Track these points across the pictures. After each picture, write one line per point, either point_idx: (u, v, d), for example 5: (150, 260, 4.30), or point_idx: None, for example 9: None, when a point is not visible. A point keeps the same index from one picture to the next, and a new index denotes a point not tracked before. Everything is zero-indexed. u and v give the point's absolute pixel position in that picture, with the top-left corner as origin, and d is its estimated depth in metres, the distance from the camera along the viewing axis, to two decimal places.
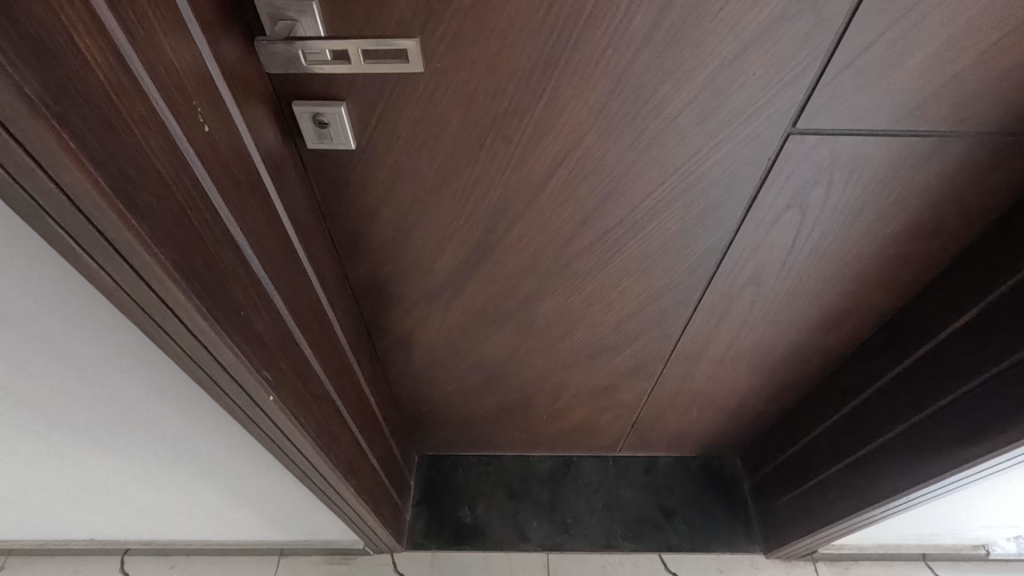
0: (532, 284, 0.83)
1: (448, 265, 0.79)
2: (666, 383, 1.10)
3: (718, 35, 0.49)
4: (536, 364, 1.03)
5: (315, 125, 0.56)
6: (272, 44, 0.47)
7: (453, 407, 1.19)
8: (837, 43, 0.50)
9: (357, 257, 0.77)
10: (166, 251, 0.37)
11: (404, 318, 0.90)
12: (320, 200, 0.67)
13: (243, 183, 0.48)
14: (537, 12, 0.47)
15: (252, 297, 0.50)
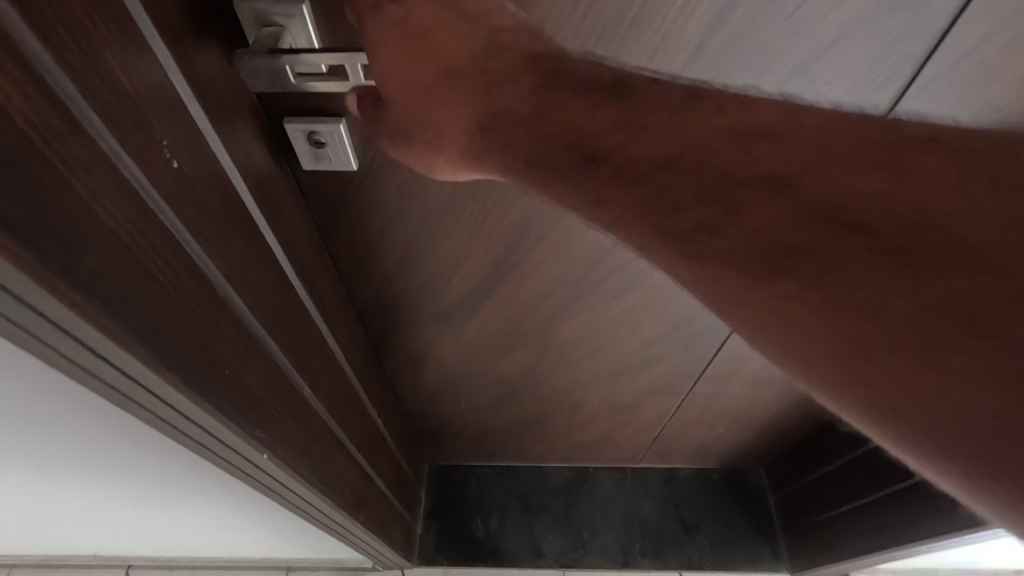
0: (553, 305, 0.75)
1: (462, 286, 0.72)
2: (693, 401, 1.03)
3: (789, 40, 0.41)
4: (555, 382, 0.96)
5: (311, 145, 0.49)
6: (255, 58, 0.39)
7: (465, 422, 1.12)
8: (936, 47, 0.42)
9: (362, 278, 0.70)
10: (132, 327, 0.31)
11: (413, 338, 0.83)
12: (317, 226, 0.60)
13: (226, 220, 0.41)
14: (572, 14, 0.39)
15: (240, 350, 0.43)
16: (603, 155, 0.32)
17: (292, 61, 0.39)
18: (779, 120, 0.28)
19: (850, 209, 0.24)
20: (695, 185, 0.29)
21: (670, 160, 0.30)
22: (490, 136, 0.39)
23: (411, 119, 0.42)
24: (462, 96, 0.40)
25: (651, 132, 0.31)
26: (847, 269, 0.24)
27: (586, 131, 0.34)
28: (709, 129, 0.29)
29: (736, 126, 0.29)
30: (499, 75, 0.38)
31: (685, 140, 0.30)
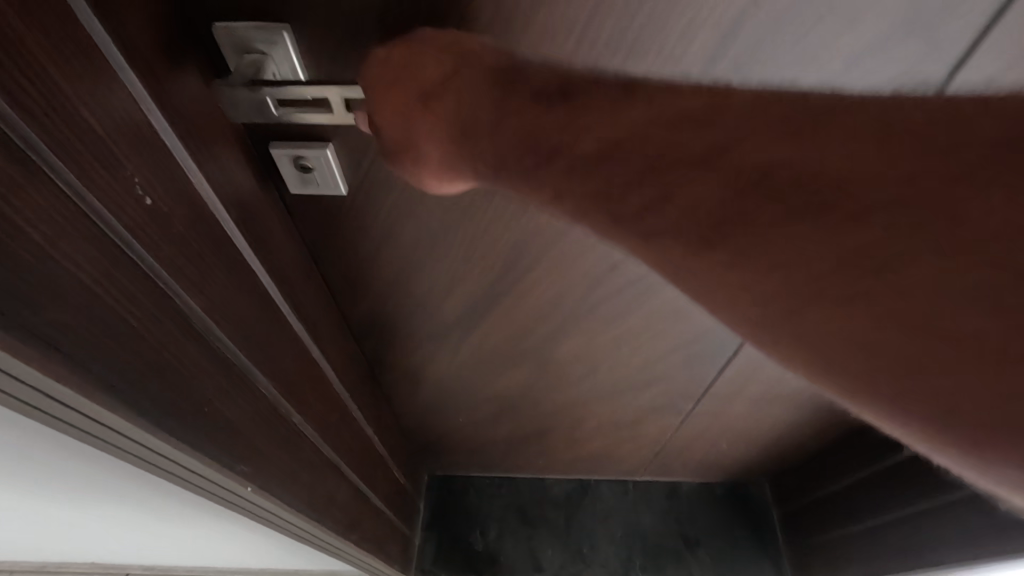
0: (551, 325, 0.74)
1: (458, 306, 0.70)
2: (695, 418, 1.01)
3: (795, 64, 0.40)
4: (554, 398, 0.95)
5: (297, 170, 0.47)
6: (234, 89, 0.38)
7: (463, 435, 1.11)
8: (942, 79, 0.42)
9: (354, 297, 0.68)
10: (105, 378, 0.29)
11: (408, 355, 0.82)
12: (307, 247, 0.58)
13: (206, 254, 0.39)
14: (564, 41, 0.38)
15: (222, 386, 0.42)
16: (553, 151, 0.29)
17: (277, 93, 0.38)
18: (719, 93, 0.25)
19: (804, 199, 0.21)
20: (634, 169, 0.25)
21: (615, 151, 0.26)
22: (460, 145, 0.35)
23: (400, 137, 0.38)
24: (436, 115, 0.36)
25: (595, 122, 0.27)
26: (810, 273, 0.20)
27: (535, 127, 0.30)
28: (651, 114, 0.26)
29: (678, 108, 0.25)
30: (452, 80, 0.35)
31: (626, 129, 0.26)
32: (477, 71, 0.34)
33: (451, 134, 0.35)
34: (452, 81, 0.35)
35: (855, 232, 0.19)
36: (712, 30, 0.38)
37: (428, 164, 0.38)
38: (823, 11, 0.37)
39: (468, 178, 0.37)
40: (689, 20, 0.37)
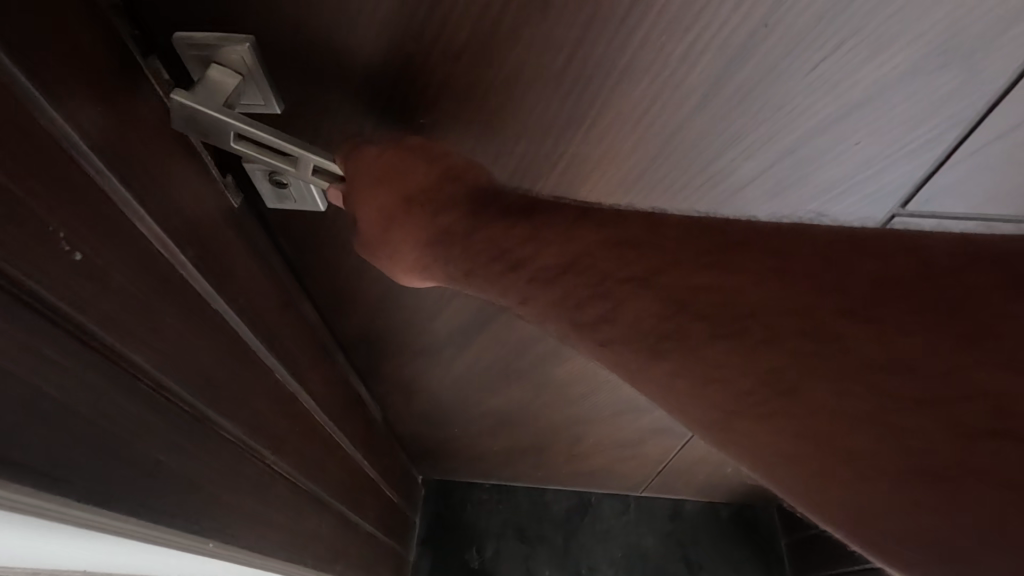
0: (548, 345, 0.71)
1: (449, 324, 0.67)
2: (699, 441, 0.97)
3: (813, 88, 0.35)
4: (553, 417, 0.92)
5: (273, 185, 0.45)
6: (199, 111, 0.34)
7: (460, 445, 1.08)
8: (989, 110, 0.37)
9: (342, 313, 0.66)
10: (31, 472, 0.24)
11: (401, 370, 0.80)
12: (289, 260, 0.56)
13: (153, 299, 0.33)
14: (553, 61, 0.34)
15: (182, 444, 0.36)
16: (518, 262, 0.34)
17: (241, 129, 0.35)
18: (653, 222, 0.31)
19: (721, 317, 0.27)
20: (591, 284, 0.31)
21: (574, 267, 0.31)
22: (437, 247, 0.38)
23: (382, 243, 0.41)
24: (414, 221, 0.38)
25: (555, 240, 0.32)
26: (738, 383, 0.26)
27: (498, 242, 0.35)
28: (600, 238, 0.31)
29: (623, 235, 0.31)
30: (432, 193, 0.38)
31: (582, 248, 0.31)
32: (457, 183, 0.37)
33: (424, 241, 0.39)
34: (435, 194, 0.37)
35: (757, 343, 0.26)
36: (718, 52, 0.33)
37: (400, 263, 0.41)
38: (849, 34, 0.32)
39: (445, 249, 0.38)
40: (693, 40, 0.33)
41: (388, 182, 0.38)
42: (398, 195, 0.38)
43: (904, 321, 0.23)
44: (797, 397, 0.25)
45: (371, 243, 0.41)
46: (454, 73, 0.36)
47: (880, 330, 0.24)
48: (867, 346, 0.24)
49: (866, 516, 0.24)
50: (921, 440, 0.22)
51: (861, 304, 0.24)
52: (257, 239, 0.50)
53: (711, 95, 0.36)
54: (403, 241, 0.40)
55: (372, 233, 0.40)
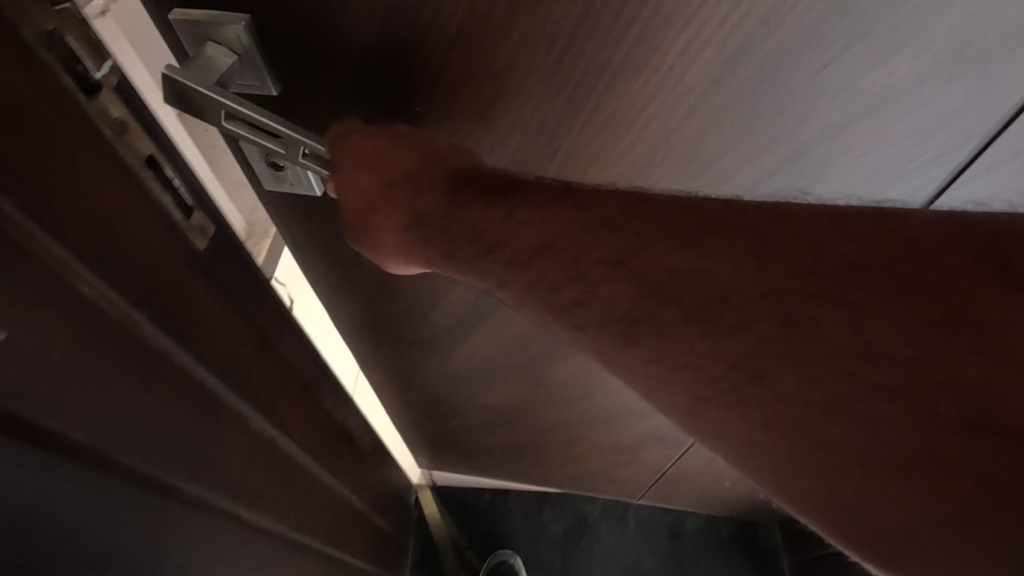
0: (543, 344, 0.70)
1: (445, 317, 0.67)
2: (697, 452, 0.96)
3: (819, 94, 0.35)
4: (548, 417, 0.91)
5: (269, 167, 0.45)
6: (184, 86, 0.34)
7: (456, 441, 1.08)
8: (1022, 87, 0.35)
9: (341, 297, 0.67)
10: None
11: (399, 362, 0.80)
12: (267, 288, 0.54)
13: (79, 357, 0.30)
14: (545, 55, 0.34)
15: (117, 513, 0.34)
16: (496, 244, 0.35)
17: (229, 107, 0.35)
18: (637, 204, 0.32)
19: (696, 303, 0.29)
20: (567, 267, 0.32)
21: (551, 252, 0.33)
22: (417, 232, 0.39)
23: (363, 225, 0.41)
24: (394, 206, 0.39)
25: (530, 223, 0.34)
26: (708, 371, 0.29)
27: (477, 222, 0.35)
28: (578, 217, 0.32)
29: (602, 215, 0.32)
30: (416, 176, 0.38)
31: (559, 227, 0.33)
32: (440, 165, 0.38)
33: (407, 225, 0.39)
34: (419, 172, 0.38)
35: (730, 334, 0.28)
36: (716, 54, 0.32)
37: (380, 247, 0.42)
38: (863, 39, 0.31)
39: (427, 233, 0.39)
40: (688, 43, 0.32)
41: (378, 164, 0.38)
42: (384, 178, 0.39)
43: (873, 303, 0.26)
44: (767, 380, 0.27)
45: (356, 227, 0.42)
46: (448, 60, 0.35)
47: (848, 311, 0.26)
48: (838, 327, 0.26)
49: (823, 485, 0.27)
50: (889, 421, 0.25)
51: (831, 288, 0.27)
52: (236, 279, 0.47)
53: (711, 97, 0.35)
54: (384, 224, 0.40)
55: (356, 217, 0.41)
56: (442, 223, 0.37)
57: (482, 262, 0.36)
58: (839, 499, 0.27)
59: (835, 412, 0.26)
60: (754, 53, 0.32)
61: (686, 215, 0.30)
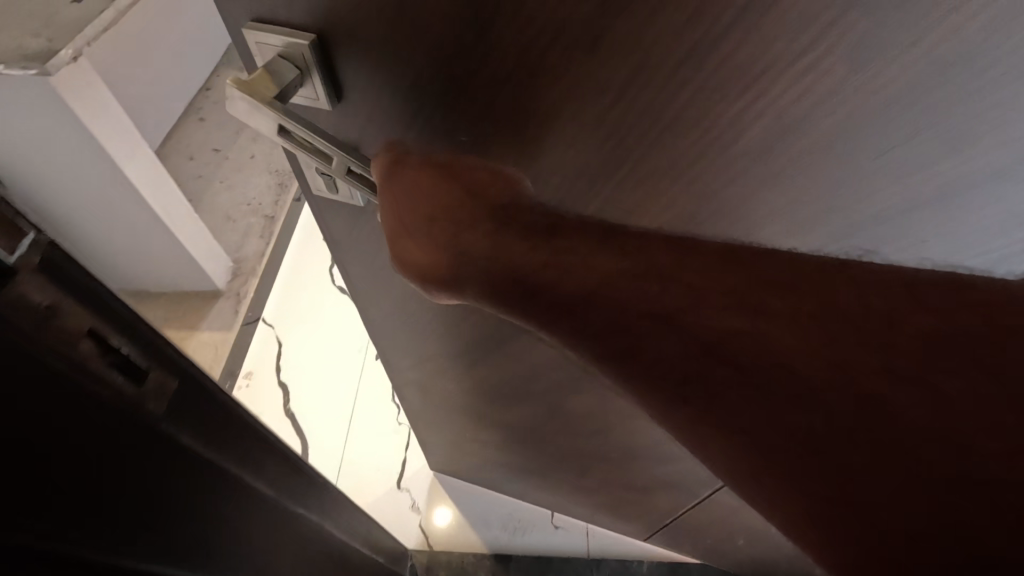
0: (564, 377, 0.70)
1: (468, 338, 0.67)
2: (710, 507, 0.93)
3: (902, 171, 0.36)
4: (561, 447, 0.90)
5: (322, 176, 0.48)
6: (254, 106, 0.39)
7: (467, 453, 1.09)
8: None
9: (372, 302, 0.68)
10: None
11: (422, 368, 0.80)
12: (259, 426, 0.41)
13: None
14: (601, 100, 0.35)
15: None
16: (536, 289, 0.36)
17: (282, 121, 0.39)
18: (678, 257, 0.33)
19: (738, 359, 0.31)
20: (610, 314, 0.34)
21: (593, 299, 0.34)
22: (458, 267, 0.41)
23: (399, 248, 0.43)
24: (436, 240, 0.42)
25: (571, 271, 0.35)
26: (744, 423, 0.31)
27: (518, 263, 0.37)
28: (623, 267, 0.34)
29: (646, 267, 0.33)
30: (459, 209, 0.41)
31: (601, 278, 0.34)
32: (482, 203, 0.41)
33: (449, 260, 0.41)
34: (463, 207, 0.41)
35: (769, 387, 0.30)
36: (776, 117, 0.33)
37: (422, 282, 0.43)
38: (954, 130, 0.33)
39: (466, 269, 0.40)
40: (749, 104, 0.33)
41: (422, 199, 0.41)
42: (427, 212, 0.42)
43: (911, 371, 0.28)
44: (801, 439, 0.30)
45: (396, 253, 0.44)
46: (507, 87, 0.36)
47: (886, 376, 0.29)
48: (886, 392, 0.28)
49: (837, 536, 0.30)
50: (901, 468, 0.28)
51: (880, 359, 0.29)
52: (219, 437, 0.36)
53: (797, 166, 0.37)
54: (424, 258, 0.42)
55: (402, 250, 0.43)
56: (484, 261, 0.39)
57: (525, 305, 0.37)
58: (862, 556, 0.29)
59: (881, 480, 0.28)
60: (819, 116, 0.33)
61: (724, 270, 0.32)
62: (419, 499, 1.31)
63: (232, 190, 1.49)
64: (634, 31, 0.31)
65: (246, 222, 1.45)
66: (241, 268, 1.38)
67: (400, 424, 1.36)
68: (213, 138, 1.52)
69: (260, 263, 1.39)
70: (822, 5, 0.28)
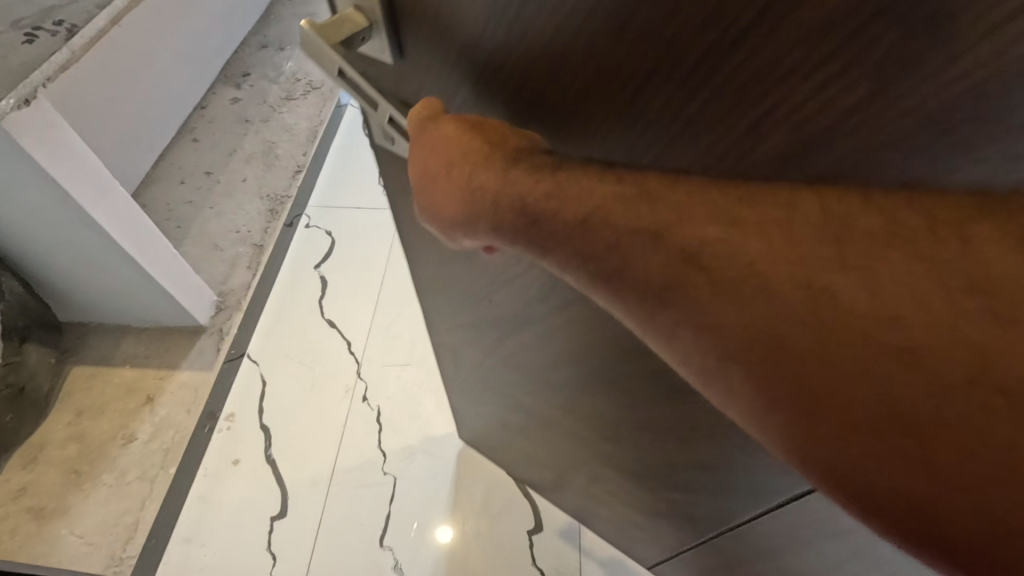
0: (574, 376, 0.73)
1: (493, 317, 0.73)
2: (711, 554, 0.91)
3: None
4: (570, 445, 0.94)
5: (384, 135, 0.54)
6: (319, 45, 0.45)
7: (490, 429, 1.15)
8: None
9: (419, 257, 0.76)
10: None
11: (455, 333, 0.86)
12: None
13: None
14: (625, 85, 0.39)
15: None
16: (539, 217, 0.40)
17: (342, 65, 0.46)
18: (669, 182, 0.36)
19: (720, 267, 0.34)
20: (604, 233, 0.37)
21: (589, 222, 0.38)
22: (470, 201, 0.44)
23: (429, 198, 0.47)
24: (449, 180, 0.44)
25: (572, 197, 0.38)
26: (732, 325, 0.34)
27: (525, 195, 0.40)
28: (618, 191, 0.37)
29: (638, 189, 0.36)
30: (471, 149, 0.43)
31: (598, 202, 0.37)
32: (496, 148, 0.42)
33: (466, 197, 0.44)
34: (473, 147, 0.43)
35: (753, 291, 0.33)
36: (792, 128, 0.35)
37: (439, 221, 0.47)
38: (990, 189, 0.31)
39: (477, 206, 0.43)
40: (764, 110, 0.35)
41: (444, 146, 0.44)
42: (446, 155, 0.44)
43: (889, 272, 0.30)
44: (783, 337, 0.32)
45: (419, 192, 0.48)
46: (546, 61, 0.42)
47: (863, 277, 0.30)
48: (855, 293, 0.30)
49: (824, 428, 0.32)
50: (889, 366, 0.30)
51: (853, 257, 0.30)
52: None
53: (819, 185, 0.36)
54: (445, 197, 0.45)
55: (424, 192, 0.47)
56: (495, 194, 0.42)
57: (533, 229, 0.41)
58: (852, 444, 0.32)
59: (852, 372, 0.31)
60: (840, 135, 0.33)
61: (713, 190, 0.35)
62: (401, 560, 1.34)
63: (220, 219, 1.85)
64: (668, 11, 0.33)
65: (234, 251, 1.79)
66: (225, 302, 1.70)
67: (385, 474, 1.45)
68: (203, 162, 1.97)
69: (242, 296, 1.72)
70: (849, 8, 0.28)
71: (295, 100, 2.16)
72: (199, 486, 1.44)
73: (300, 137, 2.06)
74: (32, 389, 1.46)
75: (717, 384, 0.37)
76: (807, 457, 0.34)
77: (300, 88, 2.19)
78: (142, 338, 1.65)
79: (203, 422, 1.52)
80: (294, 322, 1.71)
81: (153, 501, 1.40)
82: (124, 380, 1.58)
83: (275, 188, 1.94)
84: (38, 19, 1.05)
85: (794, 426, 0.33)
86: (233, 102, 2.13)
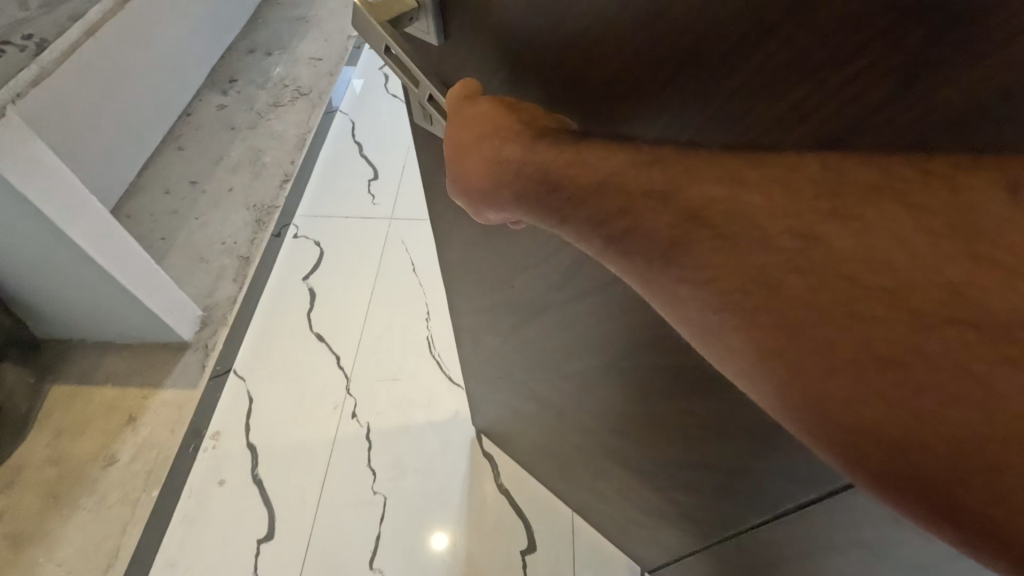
0: (586, 368, 0.74)
1: (513, 303, 0.75)
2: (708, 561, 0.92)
3: None
4: (579, 438, 0.95)
5: (423, 115, 0.56)
6: (368, 20, 0.49)
7: (502, 417, 1.16)
8: None
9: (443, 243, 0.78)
10: None
11: (473, 317, 0.88)
12: None
13: None
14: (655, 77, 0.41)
15: None
16: (558, 184, 0.41)
17: (388, 40, 0.49)
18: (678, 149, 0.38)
19: (724, 223, 0.35)
20: (617, 195, 0.39)
21: (603, 187, 0.39)
22: (496, 172, 0.45)
23: (459, 169, 0.48)
24: (480, 152, 0.46)
25: (588, 164, 0.40)
26: (736, 278, 0.36)
27: (552, 163, 0.41)
28: (632, 158, 0.38)
29: (650, 155, 0.38)
30: (501, 123, 0.45)
31: (616, 167, 0.39)
32: (525, 125, 0.44)
33: (494, 168, 0.45)
34: (503, 120, 0.45)
35: (756, 245, 0.35)
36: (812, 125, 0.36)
37: (469, 196, 0.49)
38: None
39: (507, 175, 0.44)
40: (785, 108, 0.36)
41: (479, 122, 0.46)
42: (478, 129, 0.46)
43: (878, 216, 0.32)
44: (781, 287, 0.34)
45: (453, 167, 0.49)
46: (583, 50, 0.43)
47: (857, 225, 0.32)
48: (843, 239, 0.32)
49: (821, 376, 0.33)
50: (882, 310, 0.32)
51: (850, 207, 0.32)
52: None
53: None
54: (474, 167, 0.46)
55: (456, 166, 0.48)
56: (522, 164, 0.43)
57: (553, 197, 0.42)
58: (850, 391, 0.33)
59: (847, 316, 0.32)
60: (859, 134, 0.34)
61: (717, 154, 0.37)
62: None
63: (206, 229, 1.85)
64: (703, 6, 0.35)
65: (221, 262, 1.79)
66: (211, 317, 1.69)
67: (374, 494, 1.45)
68: (188, 171, 1.98)
69: (227, 311, 1.70)
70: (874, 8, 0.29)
71: (283, 106, 2.18)
72: (184, 507, 1.43)
73: (287, 144, 2.07)
74: (8, 410, 1.46)
75: (718, 344, 0.38)
76: (803, 410, 0.35)
77: (288, 94, 2.21)
78: (123, 356, 1.63)
79: (188, 441, 1.51)
80: (285, 336, 1.71)
81: (136, 525, 1.37)
82: (104, 401, 1.56)
83: (262, 198, 1.94)
84: (4, 32, 1.02)
85: (790, 377, 0.35)
86: (220, 108, 2.15)
